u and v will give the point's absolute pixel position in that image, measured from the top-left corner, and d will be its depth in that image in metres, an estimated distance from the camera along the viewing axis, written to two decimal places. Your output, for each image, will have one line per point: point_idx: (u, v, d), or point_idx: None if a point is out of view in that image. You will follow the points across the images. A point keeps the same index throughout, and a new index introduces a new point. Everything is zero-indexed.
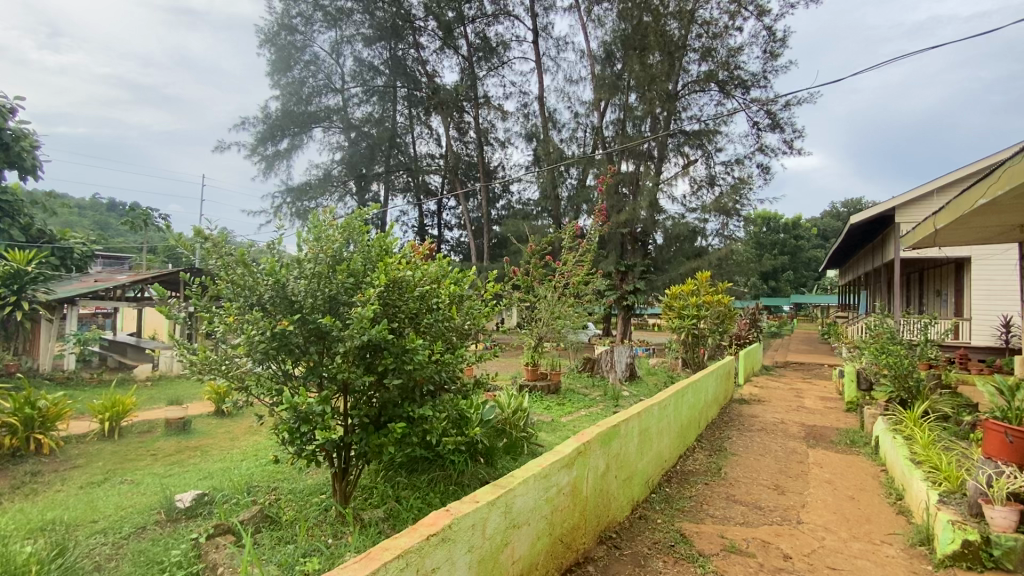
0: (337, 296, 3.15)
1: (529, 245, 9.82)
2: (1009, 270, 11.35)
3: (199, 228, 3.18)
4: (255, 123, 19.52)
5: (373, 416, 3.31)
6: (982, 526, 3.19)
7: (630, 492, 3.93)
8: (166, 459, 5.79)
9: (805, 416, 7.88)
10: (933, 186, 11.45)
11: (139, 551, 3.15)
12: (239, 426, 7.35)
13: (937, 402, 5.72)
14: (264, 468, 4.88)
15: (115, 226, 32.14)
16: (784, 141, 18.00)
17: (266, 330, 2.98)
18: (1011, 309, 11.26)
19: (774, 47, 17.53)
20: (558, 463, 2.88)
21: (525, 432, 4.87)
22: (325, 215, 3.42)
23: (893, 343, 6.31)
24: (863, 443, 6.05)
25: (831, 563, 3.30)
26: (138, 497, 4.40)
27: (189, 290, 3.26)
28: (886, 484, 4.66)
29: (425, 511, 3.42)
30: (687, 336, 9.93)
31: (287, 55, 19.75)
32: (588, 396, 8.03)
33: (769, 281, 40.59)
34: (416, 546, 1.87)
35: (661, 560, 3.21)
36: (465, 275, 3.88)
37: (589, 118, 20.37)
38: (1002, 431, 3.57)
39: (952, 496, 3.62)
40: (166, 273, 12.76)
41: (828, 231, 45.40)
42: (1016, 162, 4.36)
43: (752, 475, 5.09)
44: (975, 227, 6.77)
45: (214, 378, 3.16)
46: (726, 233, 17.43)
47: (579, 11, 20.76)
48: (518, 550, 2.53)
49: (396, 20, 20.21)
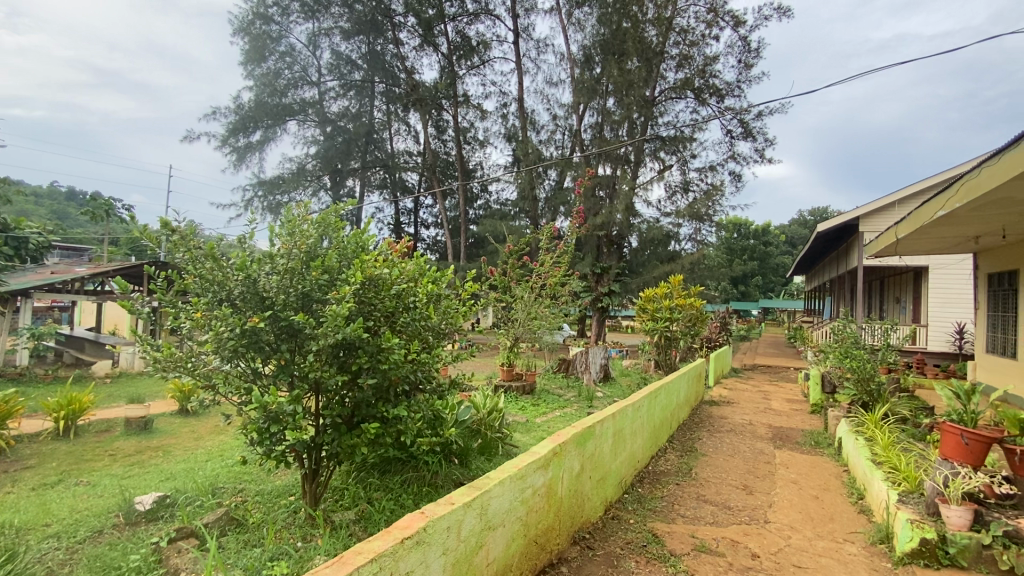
0: (310, 292, 3.10)
1: (506, 245, 9.74)
2: (963, 279, 11.90)
3: (166, 220, 3.04)
4: (226, 113, 19.06)
5: (345, 416, 3.24)
6: (938, 525, 3.32)
7: (604, 493, 3.95)
8: (125, 459, 5.55)
9: (772, 417, 8.08)
10: (894, 198, 11.95)
11: (96, 557, 2.99)
12: (204, 425, 7.11)
13: (896, 405, 5.92)
14: (230, 468, 4.77)
15: (74, 218, 31.12)
16: (755, 149, 18.41)
17: (235, 328, 2.86)
18: (965, 317, 11.80)
19: (749, 58, 17.96)
20: (534, 463, 2.88)
21: (500, 432, 4.83)
22: (299, 210, 3.30)
23: (857, 348, 6.49)
24: (827, 444, 6.23)
25: (796, 562, 3.38)
26: (93, 500, 4.19)
27: (152, 283, 3.10)
28: (849, 483, 4.83)
29: (397, 514, 3.37)
30: (660, 338, 10.11)
31: (261, 45, 19.35)
32: (561, 396, 8.09)
33: (739, 285, 41.45)
34: (390, 549, 1.83)
35: (634, 560, 3.24)
36: (444, 274, 3.82)
37: (568, 121, 20.44)
38: (958, 433, 3.61)
39: (911, 495, 3.76)
40: (130, 266, 12.34)
41: (796, 238, 47.11)
42: (973, 177, 4.57)
43: (722, 475, 5.20)
44: (935, 236, 7.01)
45: (180, 376, 3.02)
46: (699, 238, 17.77)
47: (560, 13, 20.84)
48: (492, 552, 2.51)
49: (377, 15, 19.93)
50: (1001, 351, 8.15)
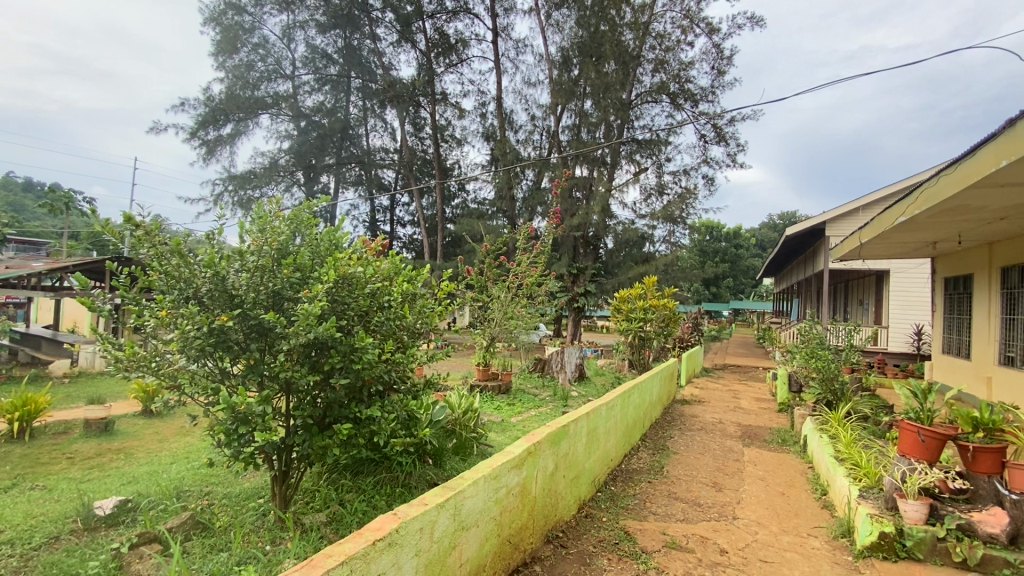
0: (281, 291, 3.04)
1: (483, 244, 9.70)
2: (921, 283, 12.43)
3: (129, 214, 2.91)
4: (195, 105, 18.53)
5: (317, 417, 3.19)
6: (896, 519, 3.47)
7: (577, 491, 3.98)
8: (84, 463, 5.33)
9: (742, 416, 8.27)
10: (858, 204, 12.38)
11: (52, 563, 2.87)
12: (169, 427, 6.89)
13: (858, 403, 6.13)
14: (195, 472, 4.62)
15: (30, 210, 29.90)
16: (727, 154, 18.83)
17: (202, 326, 2.78)
18: (923, 319, 12.34)
19: (722, 65, 18.36)
20: (508, 463, 2.88)
21: (475, 432, 4.82)
22: (271, 206, 3.24)
23: (822, 348, 6.72)
24: (793, 442, 6.42)
25: (762, 556, 3.47)
26: (50, 505, 4.01)
27: (114, 280, 2.97)
28: (813, 480, 4.99)
29: (369, 514, 3.35)
30: (634, 338, 10.26)
31: (233, 36, 18.85)
32: (537, 396, 8.11)
33: (711, 287, 42.28)
34: (362, 551, 1.81)
35: (606, 558, 3.28)
36: (419, 272, 3.78)
37: (546, 122, 20.53)
38: (915, 431, 3.69)
39: (871, 490, 3.92)
40: (91, 261, 11.85)
41: (766, 242, 48.41)
42: (931, 185, 4.78)
43: (691, 472, 5.32)
44: (896, 241, 7.29)
45: (143, 376, 2.90)
46: (673, 240, 18.09)
47: (538, 14, 20.87)
48: (465, 552, 2.50)
49: (354, 10, 19.53)
50: (955, 351, 8.54)
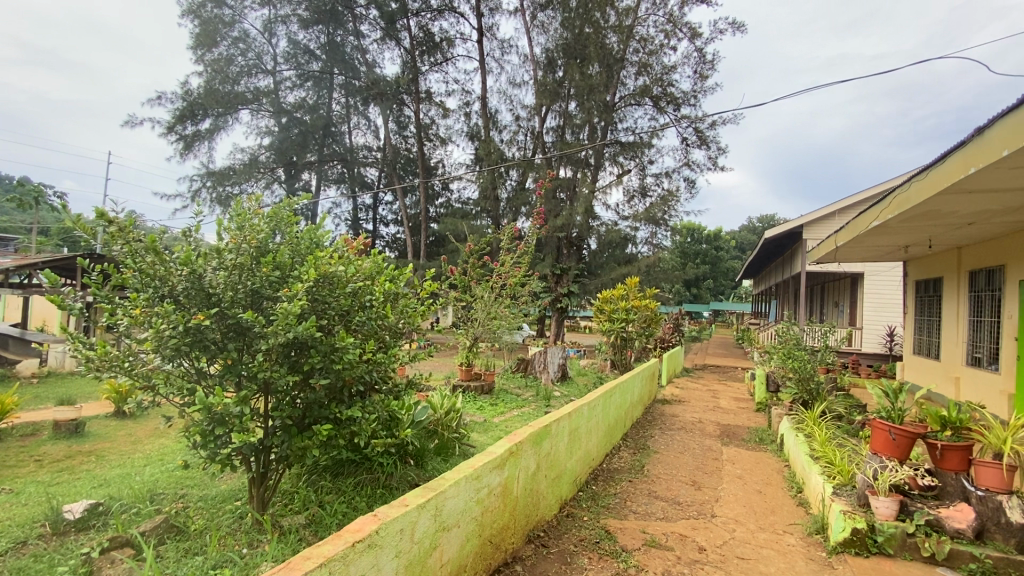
0: (260, 289, 2.99)
1: (467, 244, 9.65)
2: (894, 285, 12.76)
3: (102, 210, 2.84)
4: (173, 99, 18.10)
5: (296, 418, 3.14)
6: (868, 515, 3.56)
7: (558, 491, 4.00)
8: (53, 466, 5.15)
9: (721, 415, 8.40)
10: (834, 208, 12.65)
11: (18, 569, 2.78)
12: (142, 428, 6.71)
13: (833, 403, 6.27)
14: (171, 474, 4.51)
15: None
16: (709, 157, 19.04)
17: (178, 325, 2.73)
18: (896, 321, 12.68)
19: (704, 69, 18.59)
20: (489, 464, 2.88)
21: (457, 432, 4.80)
22: (250, 203, 3.19)
23: (799, 349, 6.86)
24: (770, 441, 6.55)
25: (739, 553, 3.53)
26: (16, 509, 3.87)
27: (85, 277, 2.86)
28: (789, 478, 5.08)
29: (349, 516, 3.31)
30: (616, 338, 10.36)
31: (213, 29, 18.48)
32: (519, 396, 8.12)
33: (692, 288, 42.85)
34: (341, 554, 1.79)
35: (587, 557, 3.29)
36: (402, 271, 3.76)
37: (530, 122, 20.55)
38: (887, 429, 3.81)
39: (844, 488, 4.00)
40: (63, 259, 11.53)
41: (745, 244, 49.25)
42: (903, 190, 4.93)
43: (672, 471, 5.39)
44: (869, 245, 7.50)
45: (115, 377, 2.83)
46: (655, 242, 18.25)
47: (524, 15, 20.88)
48: (447, 552, 2.50)
49: (337, 6, 19.27)
50: (925, 352, 8.81)
